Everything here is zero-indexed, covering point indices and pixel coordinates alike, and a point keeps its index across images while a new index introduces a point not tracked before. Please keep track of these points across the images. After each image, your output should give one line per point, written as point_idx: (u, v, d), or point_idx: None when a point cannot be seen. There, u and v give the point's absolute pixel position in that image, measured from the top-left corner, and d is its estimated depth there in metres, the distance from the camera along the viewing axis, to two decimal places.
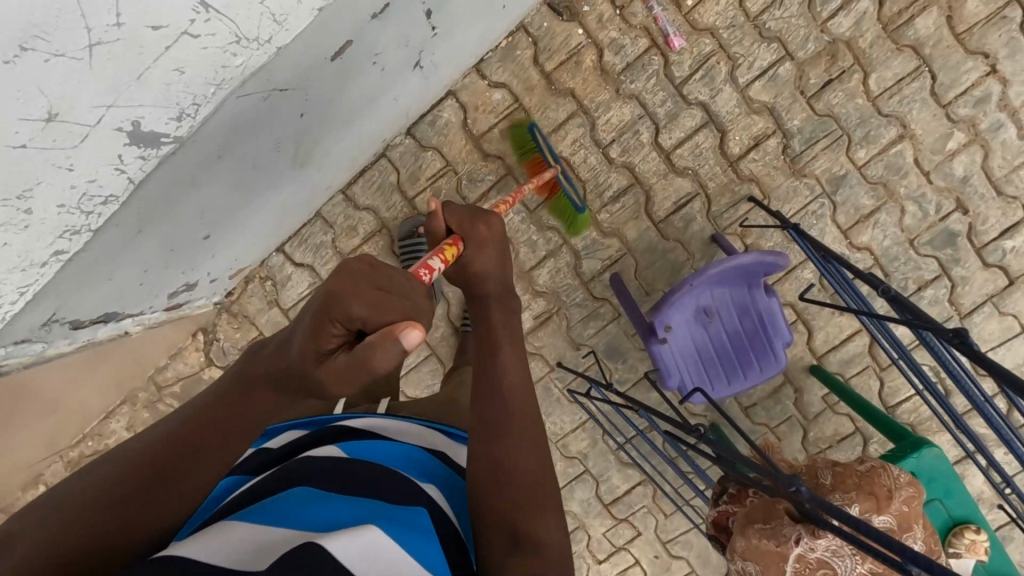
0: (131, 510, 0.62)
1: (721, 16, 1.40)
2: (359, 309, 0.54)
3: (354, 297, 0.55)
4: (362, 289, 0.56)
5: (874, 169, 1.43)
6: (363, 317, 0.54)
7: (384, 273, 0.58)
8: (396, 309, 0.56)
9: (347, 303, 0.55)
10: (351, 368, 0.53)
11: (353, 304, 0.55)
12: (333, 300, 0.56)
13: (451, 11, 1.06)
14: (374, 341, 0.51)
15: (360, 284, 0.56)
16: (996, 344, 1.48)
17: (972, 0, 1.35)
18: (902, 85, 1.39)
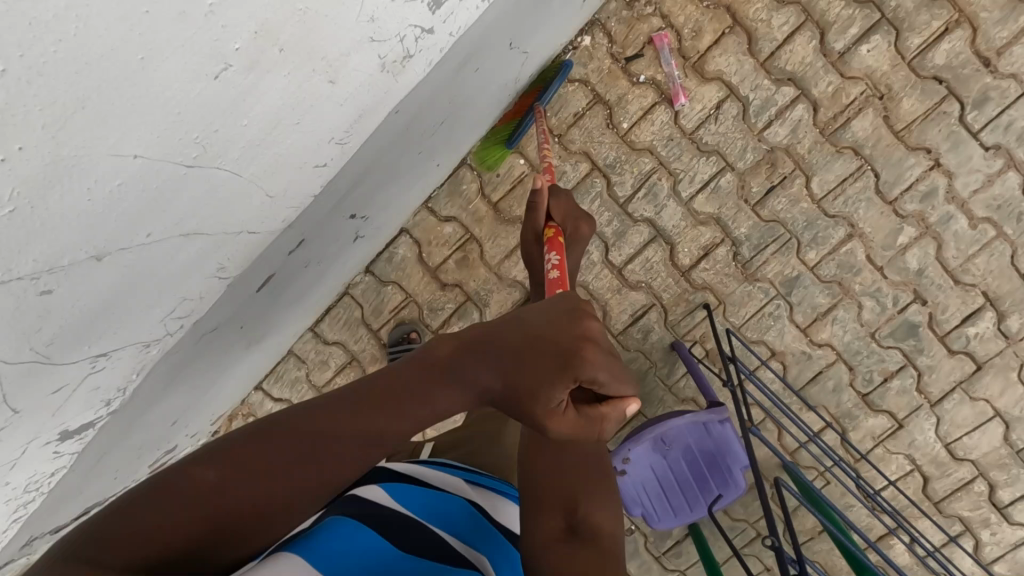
0: (226, 512, 0.55)
1: (658, 136, 1.42)
2: (605, 377, 0.59)
3: (607, 358, 0.60)
4: (605, 354, 0.60)
5: (826, 269, 1.44)
6: (604, 383, 0.59)
7: (605, 338, 0.62)
8: (629, 383, 0.62)
9: (595, 369, 0.58)
10: (572, 430, 0.61)
11: (602, 372, 0.59)
12: (587, 355, 0.58)
13: (378, 200, 1.10)
14: (608, 414, 0.61)
15: (600, 349, 0.60)
16: (971, 429, 1.47)
17: (907, 99, 1.35)
18: (845, 186, 1.40)
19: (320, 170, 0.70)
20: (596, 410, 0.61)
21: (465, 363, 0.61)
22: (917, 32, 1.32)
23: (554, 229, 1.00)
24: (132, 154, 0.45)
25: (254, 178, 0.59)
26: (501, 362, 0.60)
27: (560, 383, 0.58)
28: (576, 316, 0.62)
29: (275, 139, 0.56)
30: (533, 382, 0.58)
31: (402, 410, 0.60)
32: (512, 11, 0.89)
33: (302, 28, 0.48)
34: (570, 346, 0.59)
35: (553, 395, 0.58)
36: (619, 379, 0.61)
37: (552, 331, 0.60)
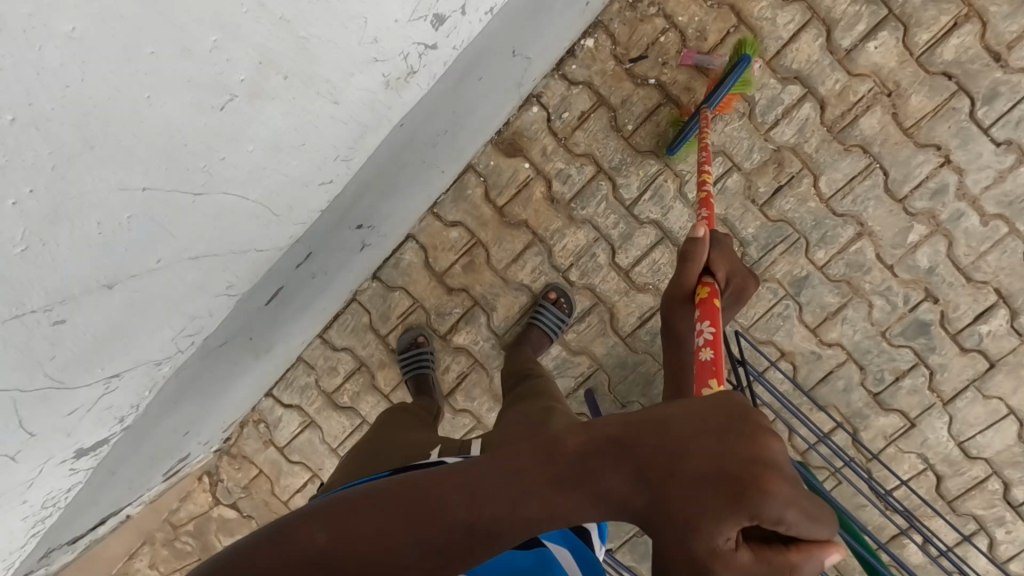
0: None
1: (663, 137, 1.41)
2: (794, 518, 0.45)
3: (798, 491, 0.45)
4: (798, 489, 0.46)
5: (835, 268, 1.43)
6: (793, 523, 0.45)
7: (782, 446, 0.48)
8: (824, 524, 0.48)
9: (786, 507, 0.44)
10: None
11: (790, 509, 0.45)
12: (769, 486, 0.44)
13: (384, 209, 1.10)
14: (798, 564, 0.48)
15: (794, 483, 0.45)
16: (984, 427, 1.46)
17: (916, 96, 1.34)
18: (854, 184, 1.39)
19: (327, 186, 0.70)
20: (782, 556, 0.47)
21: (616, 471, 0.48)
22: (926, 28, 1.31)
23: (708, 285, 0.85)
24: (141, 184, 0.47)
25: (262, 198, 0.60)
26: (644, 474, 0.47)
27: (732, 521, 0.44)
28: (752, 435, 0.46)
29: (281, 161, 0.57)
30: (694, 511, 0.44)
31: (536, 516, 0.49)
32: (513, 21, 0.89)
33: (303, 53, 0.49)
34: (752, 476, 0.44)
35: (719, 536, 0.44)
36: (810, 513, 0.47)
37: (734, 454, 0.45)
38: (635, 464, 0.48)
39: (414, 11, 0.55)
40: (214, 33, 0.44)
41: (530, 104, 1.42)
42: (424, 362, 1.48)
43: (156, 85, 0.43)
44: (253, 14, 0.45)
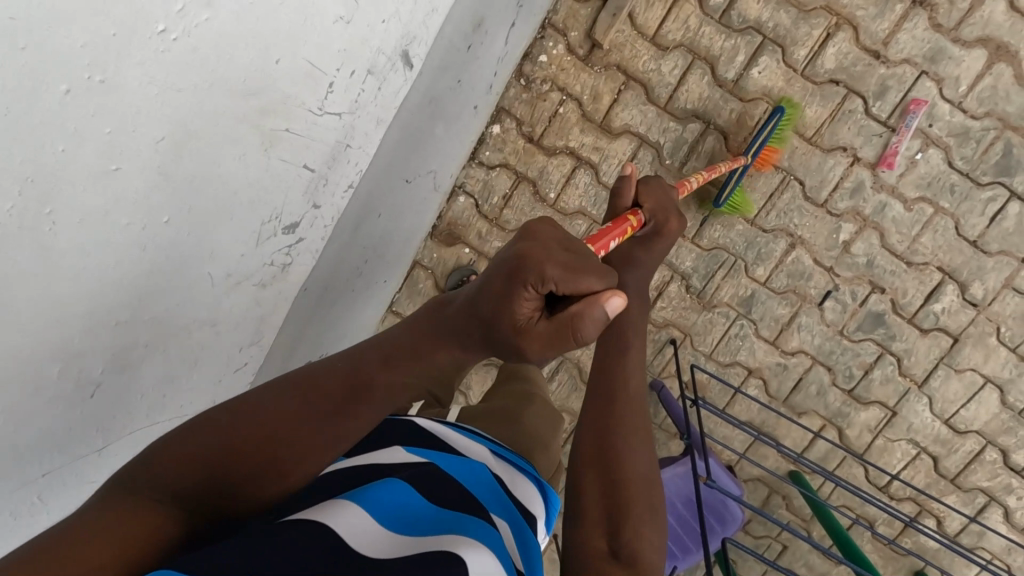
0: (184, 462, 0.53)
1: (585, 197, 1.49)
2: (554, 270, 0.54)
3: (549, 252, 0.55)
4: (551, 252, 0.55)
5: (778, 281, 1.47)
6: (557, 279, 0.54)
7: (563, 234, 0.59)
8: (591, 273, 0.56)
9: (539, 263, 0.54)
10: (551, 342, 0.54)
11: (548, 265, 0.54)
12: (534, 254, 0.55)
13: (330, 337, 1.19)
14: (584, 310, 0.53)
15: (550, 249, 0.56)
16: (965, 401, 1.47)
17: (810, 107, 1.40)
18: (774, 200, 1.44)
19: (242, 368, 0.80)
20: (564, 312, 0.53)
21: (448, 328, 0.61)
22: (802, 44, 1.37)
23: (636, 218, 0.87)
24: (42, 473, 0.52)
25: (177, 413, 0.68)
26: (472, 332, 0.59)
27: (517, 292, 0.54)
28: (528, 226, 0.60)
29: (179, 387, 0.65)
30: (493, 302, 0.56)
31: (385, 373, 0.61)
32: (397, 161, 0.97)
33: (157, 326, 0.55)
34: (516, 266, 0.55)
35: (516, 309, 0.54)
36: (576, 262, 0.55)
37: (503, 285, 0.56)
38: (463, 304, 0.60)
39: (257, 240, 0.63)
40: (66, 370, 0.48)
41: (457, 194, 1.51)
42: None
43: (21, 434, 0.48)
44: (96, 333, 0.48)
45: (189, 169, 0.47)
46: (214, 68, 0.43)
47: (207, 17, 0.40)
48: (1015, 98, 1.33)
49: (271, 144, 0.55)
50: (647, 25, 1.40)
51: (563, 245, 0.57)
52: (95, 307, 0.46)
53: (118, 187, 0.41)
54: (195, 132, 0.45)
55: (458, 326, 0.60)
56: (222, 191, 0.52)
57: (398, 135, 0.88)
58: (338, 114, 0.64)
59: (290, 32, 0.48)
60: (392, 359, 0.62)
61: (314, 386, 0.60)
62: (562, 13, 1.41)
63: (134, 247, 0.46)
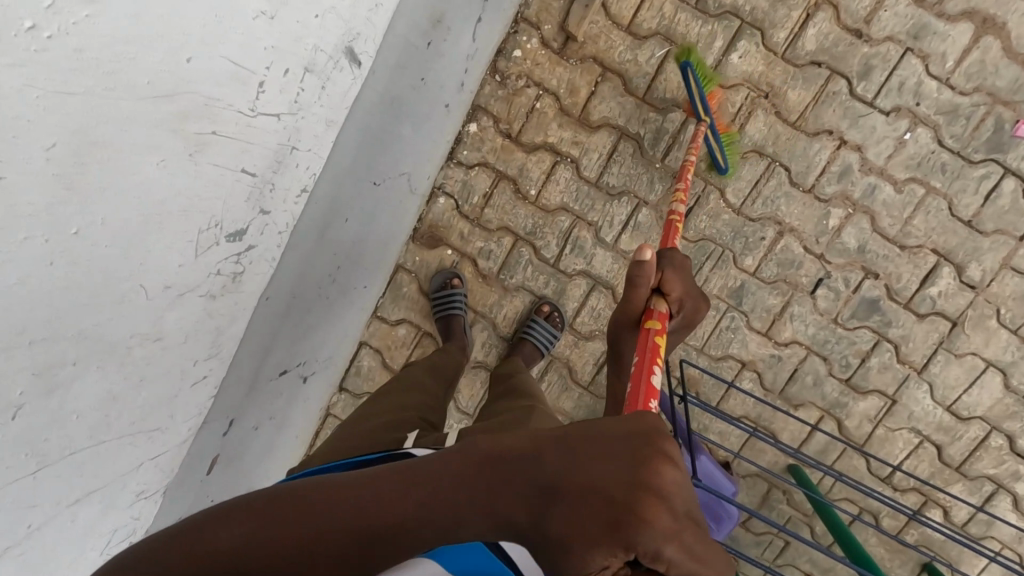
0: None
1: (566, 193, 1.46)
2: (676, 554, 0.42)
3: (681, 522, 0.43)
4: (683, 518, 0.44)
5: (768, 271, 1.44)
6: (673, 562, 0.43)
7: (688, 486, 0.46)
8: (713, 549, 0.46)
9: (661, 540, 0.42)
10: None
11: (671, 543, 0.42)
12: (650, 515, 0.42)
13: (306, 347, 1.17)
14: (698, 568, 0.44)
15: (677, 514, 0.43)
16: (967, 386, 1.42)
17: (792, 91, 1.36)
18: (760, 188, 1.40)
19: (202, 382, 0.77)
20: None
21: (513, 470, 0.48)
22: (781, 27, 1.33)
23: (657, 317, 0.92)
24: None
25: (124, 431, 0.66)
26: (518, 495, 0.47)
27: (605, 549, 0.42)
28: (652, 455, 0.46)
29: (123, 405, 0.63)
30: (575, 519, 0.44)
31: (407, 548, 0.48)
32: (361, 162, 0.95)
33: (84, 342, 0.53)
34: (626, 502, 0.43)
35: (589, 562, 0.42)
36: (705, 553, 0.44)
37: (586, 479, 0.45)
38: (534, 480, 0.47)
39: (198, 249, 0.61)
40: None
41: (436, 196, 1.49)
42: (454, 305, 1.46)
43: None
44: (11, 352, 0.46)
45: (97, 177, 0.45)
46: (107, 70, 0.41)
47: (89, 15, 0.38)
48: (1004, 71, 1.29)
49: (200, 150, 0.53)
50: (621, 14, 1.37)
51: (693, 511, 0.45)
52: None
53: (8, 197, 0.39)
54: (97, 137, 0.43)
55: (524, 496, 0.46)
56: (144, 202, 0.50)
57: (356, 135, 0.86)
58: (277, 115, 0.62)
59: (199, 31, 0.46)
60: (440, 485, 0.49)
61: (351, 511, 0.49)
62: (535, 7, 1.39)
63: (42, 260, 0.44)
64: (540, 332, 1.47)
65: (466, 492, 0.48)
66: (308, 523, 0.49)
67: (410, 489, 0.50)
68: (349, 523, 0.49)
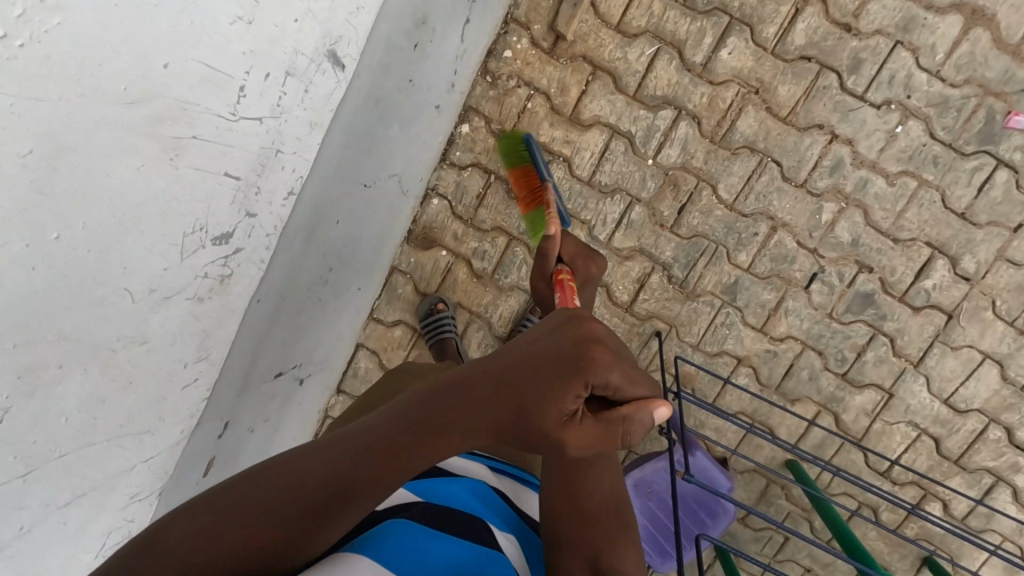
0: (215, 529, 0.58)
1: (559, 192, 1.47)
2: (617, 379, 0.60)
3: (614, 358, 0.61)
4: (615, 359, 0.61)
5: (762, 266, 1.44)
6: (614, 386, 0.60)
7: (609, 335, 0.63)
8: (642, 385, 0.63)
9: (606, 371, 0.60)
10: (598, 435, 0.61)
11: (614, 372, 0.60)
12: (593, 356, 0.60)
13: (300, 349, 1.18)
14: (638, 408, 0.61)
15: (609, 349, 0.61)
16: (964, 379, 1.42)
17: (782, 86, 1.36)
18: (752, 183, 1.41)
19: (192, 385, 0.78)
20: (616, 412, 0.61)
21: (489, 378, 0.64)
22: (770, 22, 1.34)
23: (564, 272, 1.03)
24: None
25: (112, 434, 0.66)
26: (500, 388, 0.62)
27: (570, 392, 0.59)
28: (574, 320, 0.64)
29: (111, 407, 0.64)
30: (543, 392, 0.60)
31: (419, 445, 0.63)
32: (349, 165, 0.96)
33: (69, 345, 0.54)
34: (574, 356, 0.60)
35: (563, 407, 0.60)
36: (637, 381, 0.62)
37: (544, 353, 0.62)
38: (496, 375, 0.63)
39: (182, 253, 0.62)
40: None
41: (430, 198, 1.50)
42: (444, 327, 1.47)
43: None
44: None
45: (74, 182, 0.45)
46: (82, 76, 0.42)
47: (58, 23, 0.39)
48: (995, 63, 1.29)
49: (180, 154, 0.54)
50: (610, 13, 1.38)
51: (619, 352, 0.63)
52: None
53: None
54: (73, 141, 0.44)
55: (502, 388, 0.62)
56: (124, 206, 0.51)
57: (343, 138, 0.87)
58: (259, 119, 0.62)
59: (173, 36, 0.47)
60: (432, 402, 0.64)
61: (363, 434, 0.64)
62: (524, 7, 1.40)
63: (21, 264, 0.45)
64: None
65: (459, 404, 0.63)
66: (338, 451, 0.63)
67: (415, 409, 0.65)
68: (373, 438, 0.64)
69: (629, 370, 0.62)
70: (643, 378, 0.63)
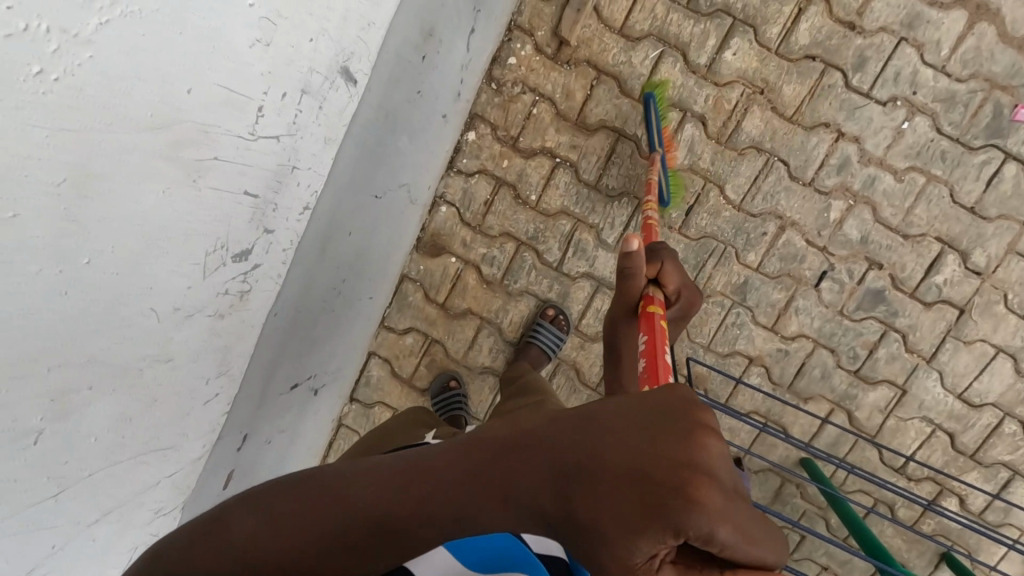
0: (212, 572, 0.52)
1: (566, 197, 1.47)
2: (727, 536, 0.43)
3: (729, 507, 0.43)
4: (732, 505, 0.44)
5: (771, 266, 1.44)
6: (724, 543, 0.44)
7: (729, 468, 0.45)
8: (762, 540, 0.47)
9: (715, 523, 0.42)
10: None
11: (723, 526, 0.43)
12: (701, 498, 0.42)
13: (315, 360, 1.19)
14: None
15: (726, 496, 0.43)
16: (977, 373, 1.41)
17: (788, 86, 1.36)
18: (760, 183, 1.41)
19: (213, 400, 0.79)
20: (710, 575, 0.46)
21: (558, 458, 0.48)
22: (774, 22, 1.34)
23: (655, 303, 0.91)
24: None
25: (138, 451, 0.67)
26: (570, 481, 0.47)
27: (658, 538, 0.42)
28: (693, 437, 0.45)
29: (137, 424, 0.65)
30: (616, 518, 0.44)
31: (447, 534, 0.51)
32: (360, 177, 0.97)
33: (98, 366, 0.54)
34: (680, 488, 0.42)
35: (643, 551, 0.43)
36: (750, 537, 0.45)
37: (646, 467, 0.44)
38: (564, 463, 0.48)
39: (204, 271, 0.63)
40: None
41: (438, 205, 1.51)
42: (455, 404, 1.49)
43: None
44: (27, 380, 0.48)
45: (102, 209, 0.46)
46: (111, 107, 0.42)
47: (90, 57, 0.39)
48: (1000, 57, 1.29)
49: (200, 175, 0.55)
50: (614, 18, 1.38)
51: (736, 490, 0.45)
52: (13, 359, 0.45)
53: (20, 233, 0.40)
54: (101, 169, 0.44)
55: (566, 485, 0.47)
56: (149, 228, 0.52)
57: (354, 151, 0.88)
58: (276, 137, 0.63)
59: (195, 62, 0.48)
60: (483, 469, 0.51)
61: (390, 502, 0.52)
62: (527, 14, 1.41)
63: (54, 291, 0.45)
64: (547, 335, 1.49)
65: (515, 482, 0.50)
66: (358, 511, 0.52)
67: (461, 466, 0.52)
68: (405, 512, 0.51)
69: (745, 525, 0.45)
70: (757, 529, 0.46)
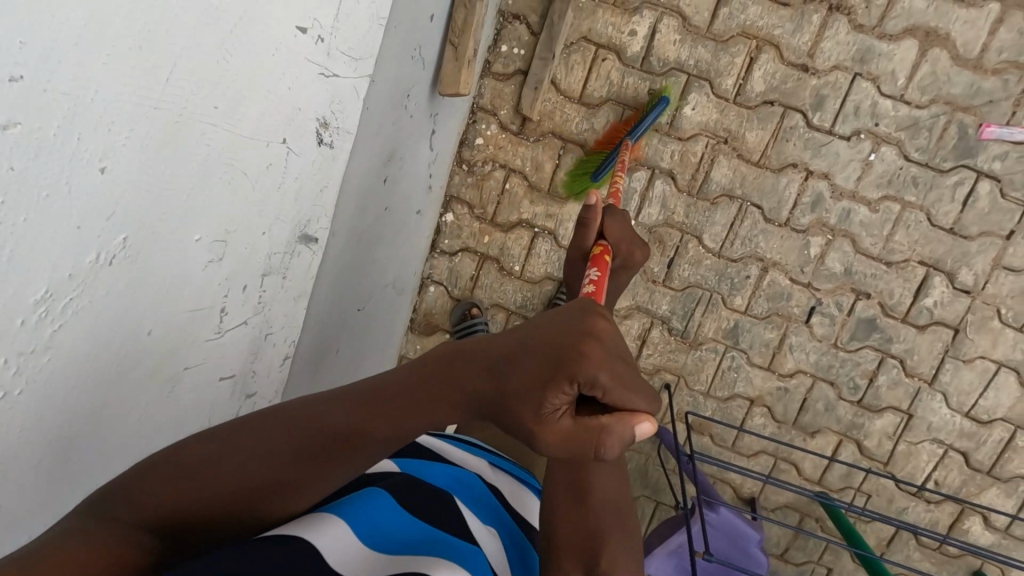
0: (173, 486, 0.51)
1: (549, 264, 1.50)
2: (610, 382, 0.45)
3: (613, 358, 0.46)
4: (616, 359, 0.46)
5: (759, 307, 1.45)
6: (606, 390, 0.45)
7: (618, 337, 0.48)
8: (641, 393, 0.47)
9: (595, 367, 0.44)
10: (567, 443, 0.46)
11: (603, 371, 0.45)
12: (584, 349, 0.45)
13: None
14: (612, 426, 0.46)
15: (608, 349, 0.46)
16: (982, 390, 1.40)
17: (750, 133, 1.38)
18: (737, 229, 1.42)
19: None
20: (595, 420, 0.46)
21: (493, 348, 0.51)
22: (727, 74, 1.36)
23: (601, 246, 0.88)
24: None
25: None
26: (496, 359, 0.50)
27: (548, 388, 0.45)
28: (591, 313, 0.49)
29: None
30: (523, 377, 0.47)
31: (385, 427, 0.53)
32: (341, 299, 1.02)
33: None
34: (565, 344, 0.46)
35: (537, 399, 0.46)
36: (631, 384, 0.46)
37: (554, 336, 0.47)
38: (499, 344, 0.51)
39: None
40: None
41: (427, 286, 1.55)
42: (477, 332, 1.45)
43: None
44: None
45: (84, 451, 0.51)
46: (78, 382, 0.47)
47: (50, 359, 0.43)
48: (957, 79, 1.30)
49: (171, 385, 0.59)
50: (572, 88, 1.42)
51: (625, 351, 0.47)
52: None
53: (7, 515, 0.45)
54: (76, 431, 0.49)
55: (495, 358, 0.50)
56: (133, 442, 0.56)
57: (331, 284, 0.93)
58: (244, 321, 0.68)
59: (153, 307, 0.52)
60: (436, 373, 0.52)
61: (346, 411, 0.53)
62: (488, 95, 1.45)
63: None
64: None
65: (453, 375, 0.51)
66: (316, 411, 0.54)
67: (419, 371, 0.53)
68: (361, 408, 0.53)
69: (625, 380, 0.46)
70: (641, 386, 0.47)
